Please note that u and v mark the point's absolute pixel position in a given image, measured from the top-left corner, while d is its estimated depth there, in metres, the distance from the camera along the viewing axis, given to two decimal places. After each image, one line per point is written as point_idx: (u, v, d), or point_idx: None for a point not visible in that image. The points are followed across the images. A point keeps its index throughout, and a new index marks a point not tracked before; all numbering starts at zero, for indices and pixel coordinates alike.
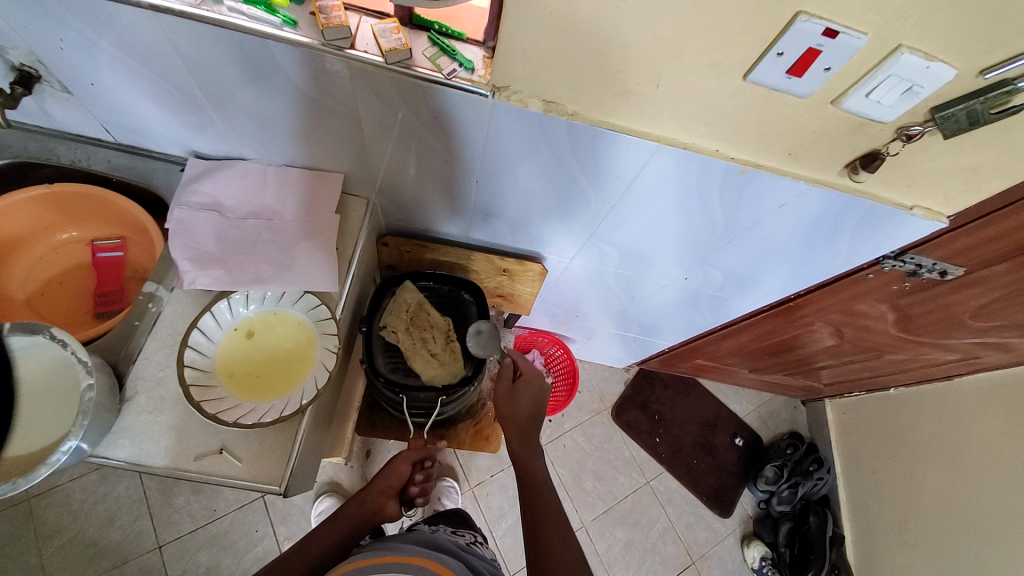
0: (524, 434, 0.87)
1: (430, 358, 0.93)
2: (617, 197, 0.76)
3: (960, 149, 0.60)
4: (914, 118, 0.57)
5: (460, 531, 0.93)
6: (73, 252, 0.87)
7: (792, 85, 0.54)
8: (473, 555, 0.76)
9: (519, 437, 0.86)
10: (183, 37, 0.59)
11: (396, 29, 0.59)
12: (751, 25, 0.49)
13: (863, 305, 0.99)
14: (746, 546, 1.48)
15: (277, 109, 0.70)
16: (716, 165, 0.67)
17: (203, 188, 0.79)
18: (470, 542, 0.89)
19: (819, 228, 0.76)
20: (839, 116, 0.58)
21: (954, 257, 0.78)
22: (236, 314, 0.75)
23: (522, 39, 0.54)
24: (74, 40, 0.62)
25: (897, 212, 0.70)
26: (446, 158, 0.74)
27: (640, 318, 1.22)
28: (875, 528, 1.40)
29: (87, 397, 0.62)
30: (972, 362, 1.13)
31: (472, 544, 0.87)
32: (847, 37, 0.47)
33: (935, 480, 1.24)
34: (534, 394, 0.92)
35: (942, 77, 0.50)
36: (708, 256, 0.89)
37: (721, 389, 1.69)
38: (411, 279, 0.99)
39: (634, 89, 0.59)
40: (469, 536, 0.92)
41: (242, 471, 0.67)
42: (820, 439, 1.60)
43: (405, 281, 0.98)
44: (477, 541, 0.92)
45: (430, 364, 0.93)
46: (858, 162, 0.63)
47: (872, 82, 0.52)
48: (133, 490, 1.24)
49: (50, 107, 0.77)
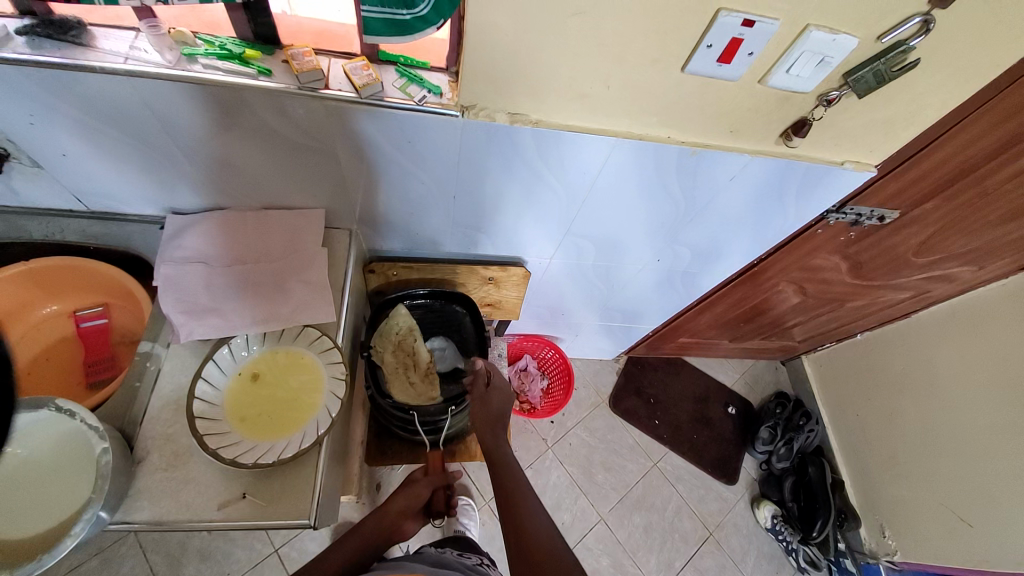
0: (496, 432, 0.88)
1: (408, 385, 0.96)
2: (586, 192, 0.82)
3: (874, 105, 0.69)
4: (831, 85, 0.65)
5: (468, 554, 0.94)
6: (55, 326, 0.86)
7: (724, 71, 0.61)
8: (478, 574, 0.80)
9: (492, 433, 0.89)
10: (157, 97, 0.62)
11: (366, 66, 0.63)
12: (682, 24, 0.56)
13: (818, 260, 1.08)
14: (757, 507, 1.53)
15: (255, 155, 0.73)
16: (670, 149, 0.73)
17: (186, 242, 0.80)
18: (478, 564, 0.90)
19: (770, 193, 0.84)
20: (767, 92, 0.66)
21: (887, 202, 0.88)
22: (239, 358, 0.77)
23: (483, 62, 0.60)
24: (42, 112, 0.64)
25: (832, 168, 0.79)
26: (423, 181, 0.79)
27: (622, 307, 1.28)
28: (870, 469, 1.48)
29: (105, 460, 0.63)
30: (922, 297, 1.25)
31: (480, 565, 0.89)
32: (763, 24, 0.55)
33: (916, 411, 1.35)
34: (504, 402, 0.94)
35: (846, 47, 0.58)
36: (676, 236, 0.96)
37: (705, 364, 1.77)
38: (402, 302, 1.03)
39: (588, 93, 0.65)
40: (475, 557, 0.93)
41: (268, 512, 0.67)
42: (803, 394, 1.70)
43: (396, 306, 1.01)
44: (485, 563, 0.93)
45: (407, 393, 0.96)
46: (790, 130, 0.72)
47: (790, 59, 0.60)
48: (138, 569, 1.19)
49: (18, 185, 0.76)
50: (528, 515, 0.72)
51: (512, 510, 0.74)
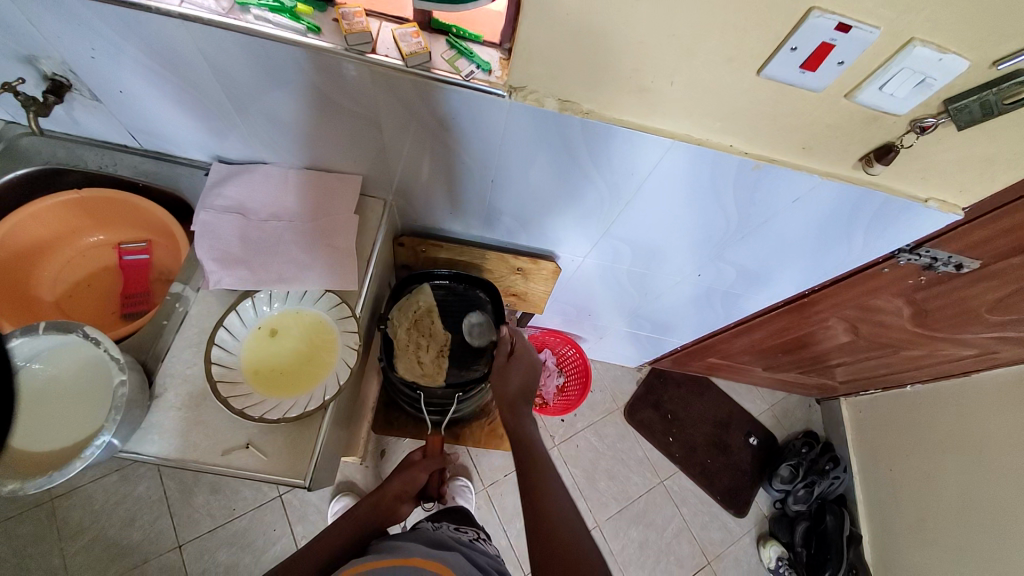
0: (515, 404, 0.87)
1: (416, 364, 0.95)
2: (632, 194, 0.77)
3: (975, 140, 0.61)
4: (927, 110, 0.57)
5: (463, 528, 0.93)
6: (99, 255, 0.90)
7: (805, 80, 0.55)
8: (473, 549, 0.79)
9: (510, 406, 0.87)
10: (210, 44, 0.62)
11: (416, 33, 0.61)
12: (765, 22, 0.50)
13: (878, 300, 0.99)
14: (762, 545, 1.47)
15: (298, 112, 0.72)
16: (730, 160, 0.67)
17: (227, 191, 0.81)
18: (473, 539, 0.89)
19: (835, 222, 0.77)
20: (852, 109, 0.58)
21: (968, 249, 0.78)
22: (259, 313, 0.77)
23: (538, 42, 0.56)
24: (103, 47, 0.65)
25: (912, 205, 0.70)
26: (463, 160, 0.76)
27: (653, 317, 1.23)
28: (894, 529, 1.38)
29: (120, 392, 0.65)
30: (988, 357, 1.13)
31: (475, 540, 0.88)
32: (860, 31, 0.48)
33: (956, 478, 1.23)
34: (528, 371, 0.91)
35: (955, 69, 0.50)
36: (722, 253, 0.90)
37: (734, 388, 1.69)
38: (426, 280, 1.01)
39: (649, 87, 0.60)
40: (472, 532, 0.93)
41: (267, 466, 0.69)
42: (835, 437, 1.59)
43: (421, 283, 1.01)
44: (481, 537, 0.93)
45: (413, 371, 0.94)
46: (872, 155, 0.64)
47: (884, 75, 0.52)
48: (153, 490, 1.27)
49: (79, 114, 0.79)
50: (547, 487, 0.72)
51: (529, 484, 0.73)
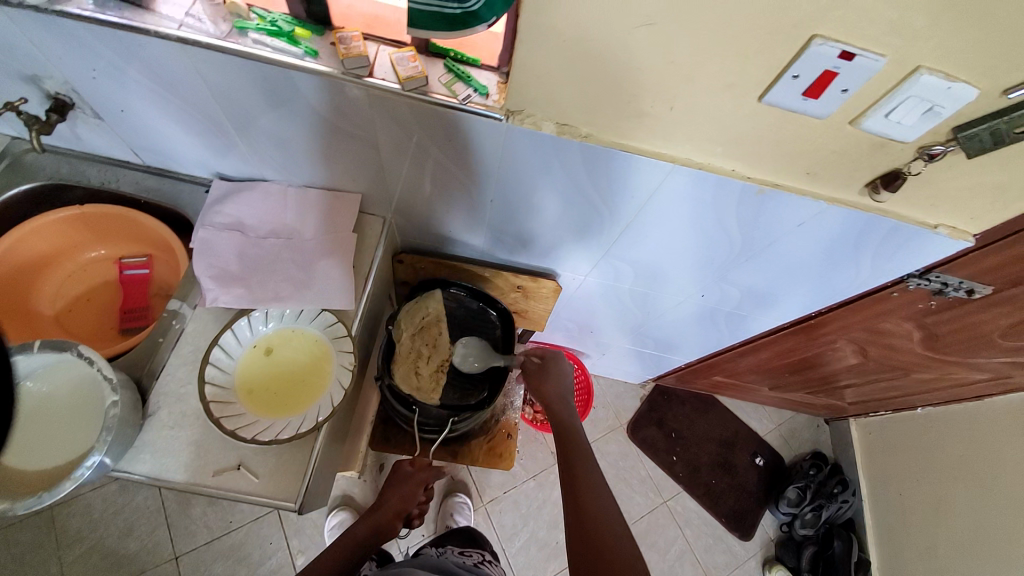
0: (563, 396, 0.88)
1: (414, 374, 0.92)
2: (633, 215, 0.76)
3: (986, 168, 0.59)
4: (936, 137, 0.56)
5: (468, 551, 0.93)
6: (100, 269, 0.90)
7: (807, 107, 0.53)
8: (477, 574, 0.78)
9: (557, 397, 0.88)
10: (209, 66, 0.62)
11: (413, 57, 0.61)
12: (766, 49, 0.49)
13: (887, 324, 0.96)
14: (768, 570, 1.43)
15: (300, 134, 0.72)
16: (733, 184, 0.66)
17: (226, 208, 0.81)
18: (478, 563, 0.88)
19: (839, 247, 0.75)
20: (857, 136, 0.57)
21: (981, 275, 0.76)
22: (256, 332, 0.77)
23: (534, 69, 0.56)
24: (106, 69, 0.65)
25: (920, 232, 0.68)
26: (461, 180, 0.76)
27: (656, 335, 1.21)
28: (903, 554, 1.34)
29: (112, 413, 0.64)
30: (1003, 383, 1.09)
31: (480, 564, 0.88)
32: (864, 60, 0.47)
33: (966, 504, 1.20)
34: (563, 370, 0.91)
35: (964, 98, 0.49)
36: (726, 275, 0.88)
37: (739, 407, 1.65)
38: (441, 286, 1.00)
39: (648, 112, 0.59)
40: (477, 555, 0.92)
41: (259, 488, 0.68)
42: (845, 459, 1.55)
43: (434, 288, 0.99)
44: (488, 559, 0.92)
45: (409, 380, 0.92)
46: (878, 182, 0.62)
47: (891, 102, 0.51)
48: (151, 500, 1.26)
49: (84, 131, 0.80)
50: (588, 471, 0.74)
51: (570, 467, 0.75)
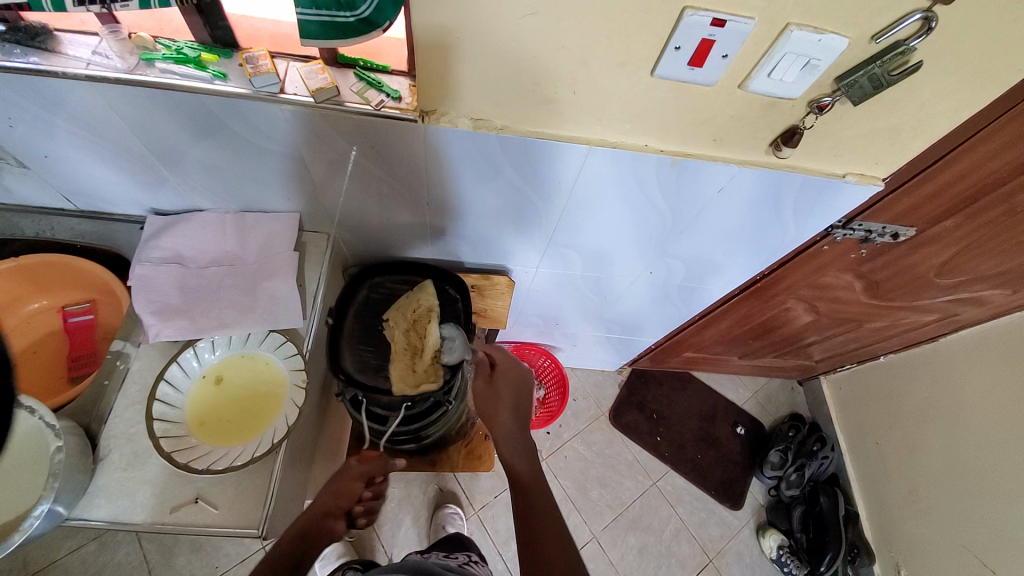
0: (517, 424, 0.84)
1: (407, 372, 0.87)
2: (565, 199, 0.77)
3: (877, 113, 0.63)
4: (822, 90, 0.59)
5: (453, 554, 0.93)
6: (42, 320, 0.88)
7: (697, 76, 0.56)
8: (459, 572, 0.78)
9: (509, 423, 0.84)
10: (118, 100, 0.62)
11: (321, 69, 0.63)
12: (646, 24, 0.51)
13: (828, 278, 1.00)
14: (762, 536, 1.45)
15: (225, 160, 0.72)
16: (648, 158, 0.68)
17: (162, 242, 0.80)
18: (462, 563, 0.89)
19: (763, 206, 0.78)
20: (749, 98, 0.60)
21: (900, 218, 0.80)
22: (203, 361, 0.77)
23: (436, 67, 0.57)
24: (18, 116, 0.65)
25: (831, 181, 0.72)
26: (392, 186, 0.77)
27: (619, 318, 1.23)
28: (887, 499, 1.38)
29: (57, 458, 0.63)
30: (953, 320, 1.14)
31: (465, 565, 0.88)
32: (735, 24, 0.50)
33: (938, 443, 1.24)
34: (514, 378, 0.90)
35: (835, 48, 0.52)
36: (666, 249, 0.91)
37: (715, 380, 1.69)
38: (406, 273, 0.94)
39: (555, 98, 0.61)
40: (463, 557, 0.92)
41: (220, 518, 0.67)
42: (821, 417, 1.59)
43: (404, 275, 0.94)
44: (473, 561, 0.92)
45: (405, 378, 0.87)
46: (779, 140, 0.66)
47: (770, 62, 0.54)
48: (133, 555, 1.22)
49: (9, 183, 0.79)
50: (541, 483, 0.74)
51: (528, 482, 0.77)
